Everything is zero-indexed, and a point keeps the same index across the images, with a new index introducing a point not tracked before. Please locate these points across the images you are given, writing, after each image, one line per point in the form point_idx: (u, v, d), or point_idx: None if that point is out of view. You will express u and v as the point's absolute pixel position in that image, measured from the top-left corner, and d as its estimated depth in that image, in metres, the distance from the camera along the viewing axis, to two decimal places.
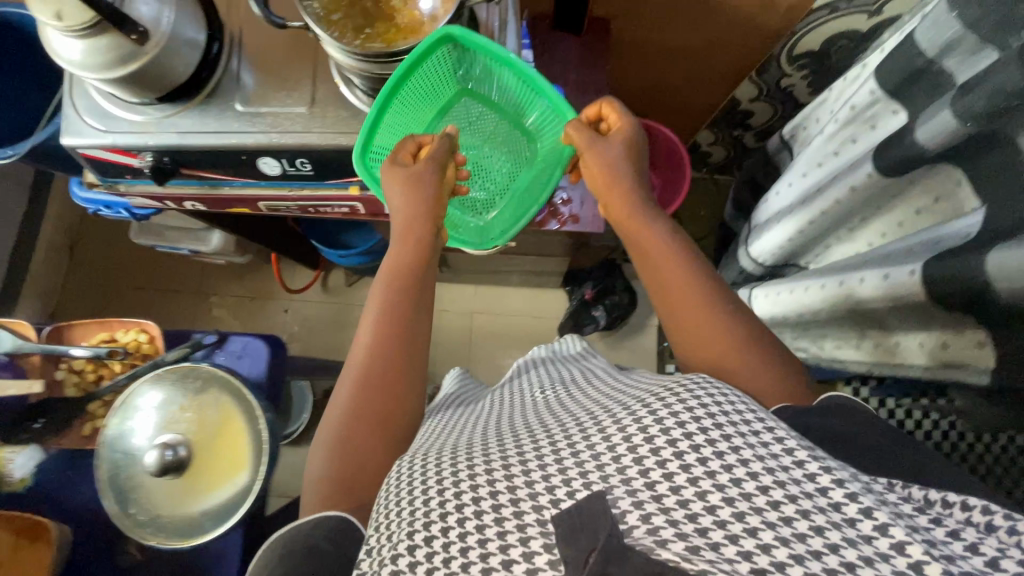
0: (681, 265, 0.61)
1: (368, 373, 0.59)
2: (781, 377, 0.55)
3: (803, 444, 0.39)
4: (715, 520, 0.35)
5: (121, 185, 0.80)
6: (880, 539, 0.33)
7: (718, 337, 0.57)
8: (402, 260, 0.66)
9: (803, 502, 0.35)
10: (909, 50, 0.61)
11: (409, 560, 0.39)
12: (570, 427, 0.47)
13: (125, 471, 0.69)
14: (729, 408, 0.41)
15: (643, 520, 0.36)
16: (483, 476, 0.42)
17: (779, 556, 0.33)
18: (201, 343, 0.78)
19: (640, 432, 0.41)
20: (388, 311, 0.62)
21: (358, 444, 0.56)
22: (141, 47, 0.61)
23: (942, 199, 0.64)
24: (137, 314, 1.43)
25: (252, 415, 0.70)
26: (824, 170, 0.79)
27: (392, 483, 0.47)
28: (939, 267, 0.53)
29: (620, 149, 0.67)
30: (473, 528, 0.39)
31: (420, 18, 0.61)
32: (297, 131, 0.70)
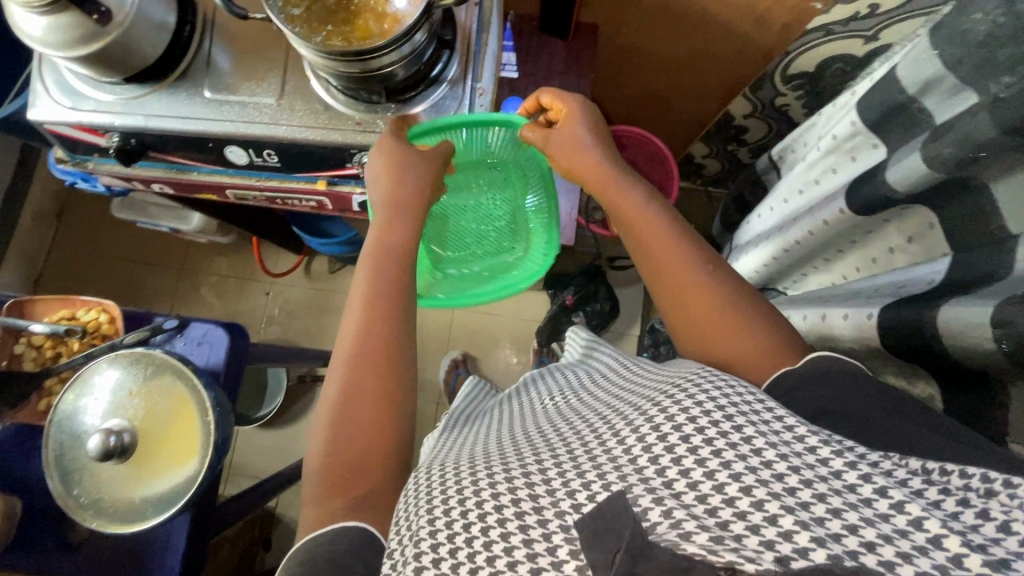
0: (674, 243, 0.61)
1: (357, 351, 0.59)
2: (771, 337, 0.55)
3: (813, 430, 0.42)
4: (734, 511, 0.37)
5: (90, 163, 0.79)
6: (897, 517, 0.35)
7: (715, 308, 0.57)
8: (387, 238, 0.66)
9: (820, 486, 0.37)
10: (890, 85, 0.59)
11: (433, 558, 0.42)
12: (587, 436, 0.50)
13: (69, 453, 0.69)
14: (738, 399, 0.44)
15: (665, 515, 0.38)
16: (504, 484, 0.45)
17: (801, 542, 0.34)
18: (160, 328, 0.78)
19: (654, 432, 0.44)
20: (370, 290, 0.62)
21: (358, 426, 0.56)
22: (104, 27, 0.60)
23: (916, 240, 0.61)
24: (119, 287, 1.43)
25: (202, 405, 0.70)
26: (804, 197, 0.77)
27: (410, 495, 0.50)
28: (896, 314, 0.52)
29: (586, 134, 0.69)
30: (498, 536, 0.41)
31: (387, 13, 0.59)
32: (265, 122, 0.69)
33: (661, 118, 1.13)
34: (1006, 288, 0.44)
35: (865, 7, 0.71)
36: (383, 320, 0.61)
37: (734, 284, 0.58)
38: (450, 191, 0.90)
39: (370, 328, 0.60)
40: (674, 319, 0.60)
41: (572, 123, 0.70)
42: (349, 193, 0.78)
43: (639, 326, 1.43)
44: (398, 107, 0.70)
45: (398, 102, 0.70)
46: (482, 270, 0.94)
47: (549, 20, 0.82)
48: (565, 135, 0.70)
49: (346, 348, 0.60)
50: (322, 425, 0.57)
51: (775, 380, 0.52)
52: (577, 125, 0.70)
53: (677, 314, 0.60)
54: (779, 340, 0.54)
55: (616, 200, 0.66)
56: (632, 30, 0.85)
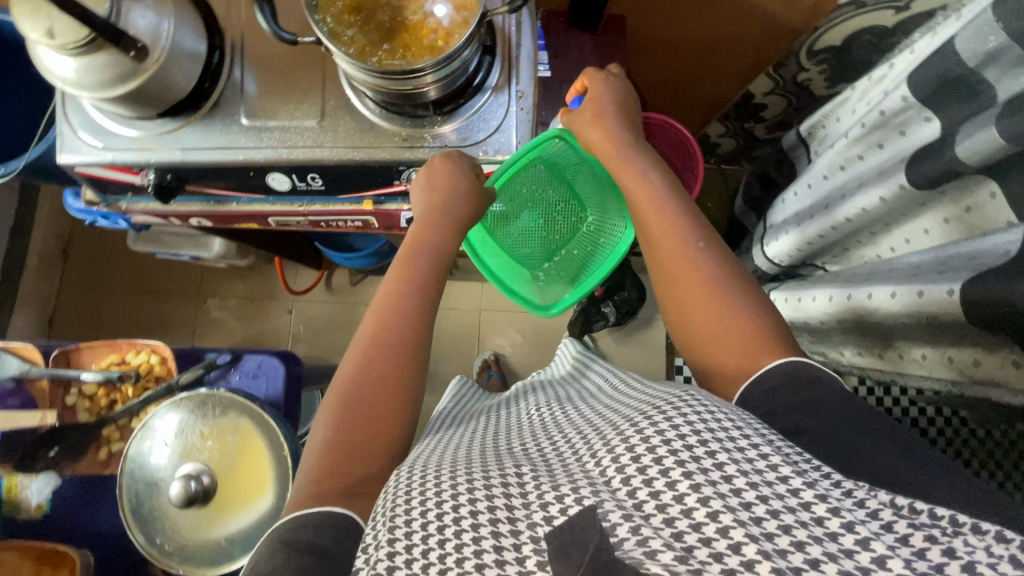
0: (675, 220, 0.65)
1: (376, 340, 0.62)
2: (768, 325, 0.57)
3: (787, 460, 0.42)
4: (699, 535, 0.36)
5: (123, 203, 0.76)
6: (861, 554, 0.34)
7: (703, 283, 0.61)
8: (420, 252, 0.69)
9: (785, 517, 0.37)
10: (946, 58, 0.59)
11: (406, 557, 0.41)
12: (564, 457, 0.50)
13: (147, 501, 0.67)
14: (715, 424, 0.44)
15: (632, 533, 0.37)
16: (481, 493, 0.45)
17: (761, 571, 0.33)
18: (214, 364, 0.76)
19: (627, 452, 0.44)
20: (392, 304, 0.65)
21: (352, 419, 0.57)
22: (139, 64, 0.58)
23: (973, 211, 0.62)
24: (138, 319, 1.40)
25: (275, 441, 0.69)
26: (847, 173, 0.78)
27: (391, 490, 0.50)
28: (980, 289, 0.53)
29: (610, 110, 0.72)
30: (470, 539, 0.41)
31: (435, 26, 0.57)
32: (308, 146, 0.67)
33: (683, 100, 1.12)
34: None
35: None
36: (407, 316, 0.64)
37: (726, 266, 0.62)
38: (507, 206, 0.90)
39: (396, 317, 0.64)
40: (663, 287, 0.65)
41: (598, 99, 0.73)
42: (395, 210, 0.76)
43: None
44: (442, 120, 0.68)
45: (442, 114, 0.68)
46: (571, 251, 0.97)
47: (579, 15, 0.81)
48: (586, 112, 0.74)
49: (367, 331, 0.63)
50: (327, 415, 0.59)
51: (780, 364, 0.53)
52: (601, 103, 0.73)
53: (668, 282, 0.64)
54: (764, 326, 0.57)
55: (623, 174, 0.70)
56: (659, 15, 0.84)
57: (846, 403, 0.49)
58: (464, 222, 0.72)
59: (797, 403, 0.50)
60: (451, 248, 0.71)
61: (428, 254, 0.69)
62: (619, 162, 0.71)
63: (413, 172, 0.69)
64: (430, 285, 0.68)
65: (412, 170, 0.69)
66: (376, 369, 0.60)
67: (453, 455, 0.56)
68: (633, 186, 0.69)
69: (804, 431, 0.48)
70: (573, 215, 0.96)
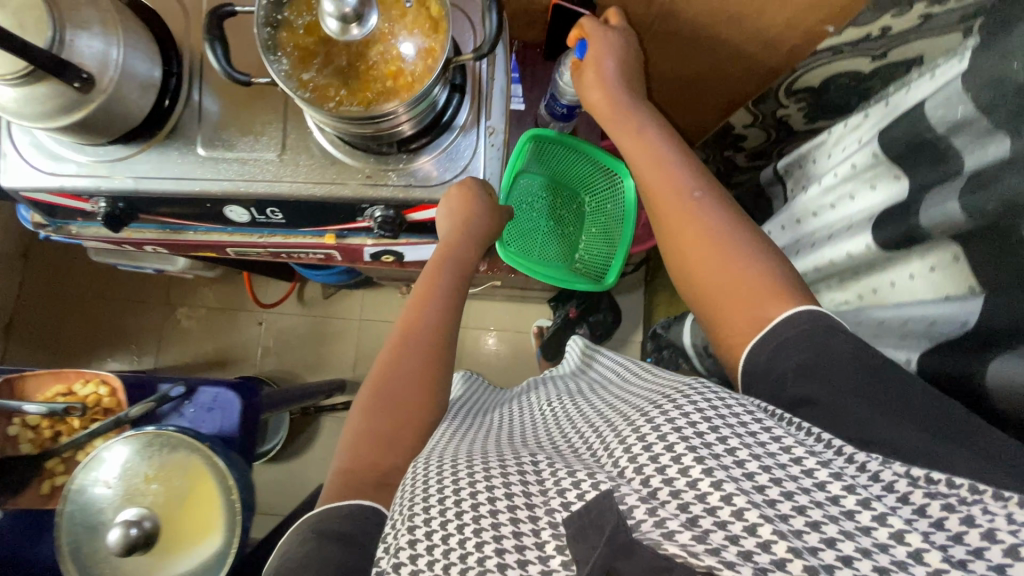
0: (676, 178, 0.66)
1: (403, 345, 0.67)
2: (786, 286, 0.55)
3: (802, 443, 0.41)
4: (713, 519, 0.36)
5: (73, 227, 0.73)
6: (879, 530, 0.34)
7: (707, 240, 0.61)
8: (443, 266, 0.73)
9: (799, 498, 0.36)
10: (917, 121, 0.59)
11: (427, 544, 0.41)
12: (579, 445, 0.50)
13: (85, 546, 0.65)
14: (726, 410, 0.43)
15: (650, 514, 0.37)
16: (500, 480, 0.44)
17: (778, 553, 0.33)
18: (167, 397, 0.73)
19: (639, 440, 0.43)
20: (418, 312, 0.70)
21: (384, 409, 0.62)
22: (85, 94, 0.55)
23: (938, 270, 0.59)
24: (99, 327, 1.36)
25: (225, 484, 0.66)
26: (819, 220, 0.77)
27: (409, 483, 0.49)
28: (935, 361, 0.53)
29: (609, 69, 0.70)
30: (489, 526, 0.40)
31: (399, 65, 0.54)
32: (267, 180, 0.65)
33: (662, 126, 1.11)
34: None
35: (878, 29, 0.70)
36: (429, 329, 0.68)
37: (725, 219, 0.62)
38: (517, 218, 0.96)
39: (418, 327, 0.68)
40: (672, 253, 0.65)
41: (601, 58, 0.70)
42: (359, 245, 0.73)
43: (642, 332, 1.44)
44: (408, 158, 0.66)
45: (409, 152, 0.66)
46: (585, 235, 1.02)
47: (553, 45, 0.79)
48: (590, 74, 0.72)
49: (394, 339, 0.68)
50: (363, 401, 0.64)
51: (787, 316, 0.52)
52: (604, 63, 0.70)
53: (674, 246, 0.65)
54: (773, 277, 0.56)
55: (628, 145, 0.70)
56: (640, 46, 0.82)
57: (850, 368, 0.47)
58: (487, 239, 0.75)
59: (800, 365, 0.49)
60: (474, 261, 0.75)
61: (452, 268, 0.73)
62: (619, 125, 0.71)
63: (376, 210, 0.67)
64: (453, 297, 0.72)
65: (376, 208, 0.66)
66: (404, 370, 0.65)
67: (474, 443, 0.55)
68: (635, 150, 0.70)
69: (807, 401, 0.47)
70: (573, 206, 1.03)
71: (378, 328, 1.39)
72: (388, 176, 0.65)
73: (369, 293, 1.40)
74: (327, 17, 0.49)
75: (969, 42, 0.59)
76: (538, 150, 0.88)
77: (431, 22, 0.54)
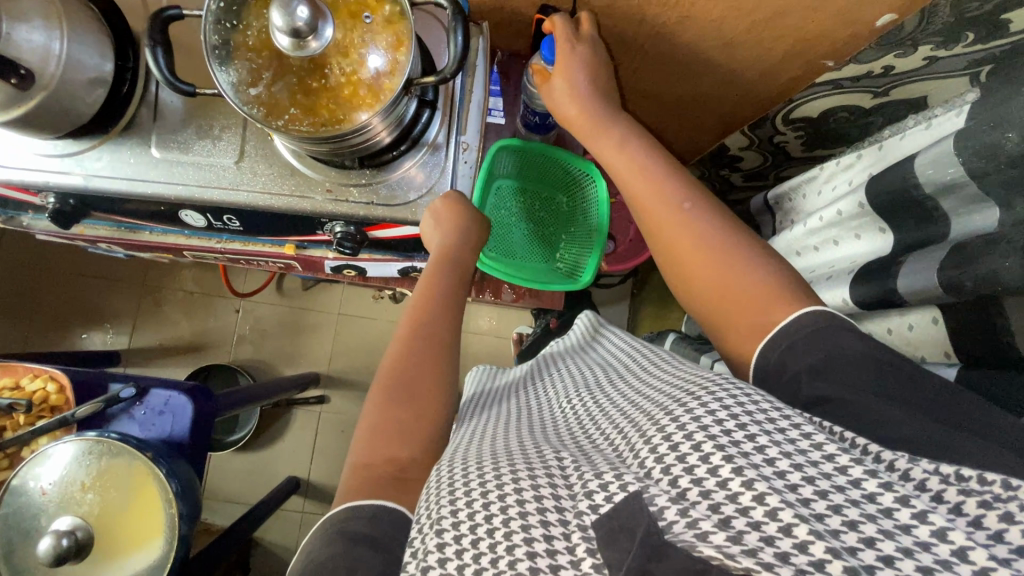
0: (660, 184, 0.62)
1: (404, 359, 0.59)
2: (795, 285, 0.52)
3: (831, 437, 0.38)
4: (747, 519, 0.33)
5: (26, 219, 0.71)
6: (919, 528, 0.31)
7: (701, 249, 0.57)
8: (439, 271, 0.66)
9: (834, 496, 0.34)
10: (904, 177, 0.56)
11: (456, 549, 0.39)
12: (609, 445, 0.47)
13: (18, 551, 0.65)
14: (752, 407, 0.41)
15: (681, 515, 0.35)
16: (526, 481, 0.42)
17: (816, 553, 0.30)
18: (117, 398, 0.70)
19: (664, 440, 0.41)
20: (415, 322, 0.61)
21: (399, 404, 0.56)
22: (24, 90, 0.51)
23: (917, 328, 0.57)
24: (70, 306, 1.34)
25: (166, 497, 0.65)
26: (802, 260, 0.74)
27: (432, 487, 0.46)
28: None
29: (579, 80, 0.67)
30: (518, 527, 0.39)
31: (360, 77, 0.51)
32: (223, 187, 0.62)
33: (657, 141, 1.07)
34: None
35: (879, 67, 0.66)
36: (437, 321, 0.62)
37: (719, 225, 0.58)
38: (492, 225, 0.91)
39: (424, 322, 0.61)
40: (670, 264, 0.61)
41: (568, 68, 0.66)
42: (320, 256, 0.73)
43: None
44: (372, 173, 0.63)
45: (373, 168, 0.62)
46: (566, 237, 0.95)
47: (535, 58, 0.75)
48: (558, 85, 0.68)
49: (397, 342, 0.60)
50: (374, 402, 0.57)
51: (790, 321, 0.49)
52: (574, 75, 0.67)
53: (665, 255, 0.61)
54: (778, 280, 0.53)
55: (608, 157, 0.67)
56: (633, 62, 0.77)
57: (868, 357, 0.44)
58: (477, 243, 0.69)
59: (814, 365, 0.46)
60: (471, 264, 0.69)
61: (449, 271, 0.66)
62: (599, 131, 0.67)
63: (336, 226, 0.64)
64: (452, 300, 0.64)
65: (336, 224, 0.64)
66: (410, 377, 0.58)
67: (494, 440, 0.53)
68: (614, 159, 0.66)
69: (826, 398, 0.44)
70: (555, 209, 0.96)
71: (357, 323, 1.38)
72: (351, 193, 0.62)
73: (349, 288, 1.38)
74: (278, 33, 0.47)
75: (970, 94, 0.56)
76: (499, 157, 0.83)
77: (396, 39, 0.51)
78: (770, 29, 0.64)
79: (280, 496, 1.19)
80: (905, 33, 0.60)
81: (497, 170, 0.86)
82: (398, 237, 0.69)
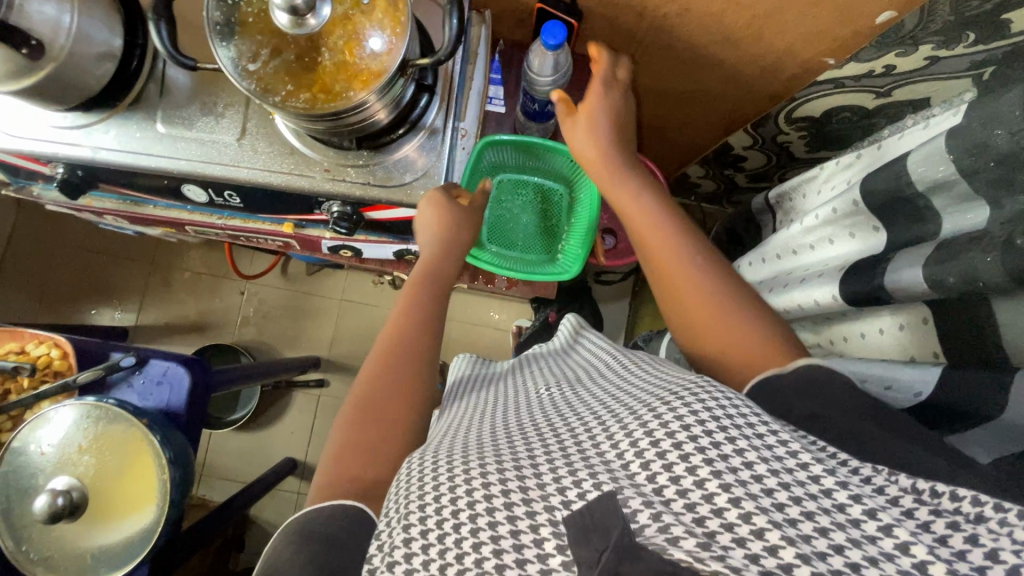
0: (666, 230, 0.63)
1: (379, 376, 0.59)
2: (778, 342, 0.54)
3: (807, 448, 0.39)
4: (721, 521, 0.34)
5: (36, 188, 0.73)
6: (884, 539, 0.32)
7: (700, 293, 0.58)
8: (421, 282, 0.67)
9: (807, 504, 0.34)
10: (897, 175, 0.55)
11: (421, 543, 0.39)
12: (580, 429, 0.47)
13: (16, 510, 0.67)
14: (734, 411, 0.40)
15: (654, 518, 0.35)
16: (495, 475, 0.42)
17: (785, 558, 0.31)
18: (117, 366, 0.72)
19: (646, 436, 0.40)
20: (393, 336, 0.62)
21: (383, 397, 0.57)
22: (34, 61, 0.53)
23: (907, 328, 0.57)
24: (80, 280, 1.37)
25: (160, 463, 0.67)
26: (798, 258, 0.74)
27: (402, 479, 0.46)
28: None
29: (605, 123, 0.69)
30: (485, 523, 0.39)
31: (358, 54, 0.53)
32: (224, 163, 0.63)
33: (659, 139, 1.06)
34: (999, 440, 0.43)
35: (880, 66, 0.66)
36: (422, 316, 0.64)
37: (719, 274, 0.59)
38: (491, 214, 0.93)
39: (406, 333, 0.62)
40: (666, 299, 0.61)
41: (592, 110, 0.69)
42: (317, 236, 0.75)
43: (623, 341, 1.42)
44: (370, 154, 0.64)
45: (370, 149, 0.63)
46: (567, 227, 0.94)
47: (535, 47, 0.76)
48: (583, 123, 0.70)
49: (380, 346, 0.62)
50: (343, 421, 0.57)
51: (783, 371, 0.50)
52: (600, 116, 0.70)
53: (670, 294, 0.61)
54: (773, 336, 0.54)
55: (621, 197, 0.67)
56: (639, 57, 0.78)
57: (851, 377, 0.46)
58: (458, 254, 0.70)
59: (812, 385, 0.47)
60: (452, 274, 0.69)
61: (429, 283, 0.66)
62: (614, 174, 0.68)
63: (333, 205, 0.66)
64: (433, 310, 0.65)
65: (334, 203, 0.65)
66: (384, 397, 0.57)
67: (467, 433, 0.52)
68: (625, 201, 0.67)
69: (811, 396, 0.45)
70: (558, 199, 0.95)
71: (358, 310, 1.39)
72: (347, 174, 0.64)
73: (352, 274, 1.40)
74: (278, 11, 0.48)
75: (966, 95, 0.56)
76: (495, 149, 0.83)
77: (392, 18, 0.53)
78: (768, 25, 0.64)
79: (276, 475, 1.21)
80: (906, 31, 0.59)
81: (493, 161, 0.87)
82: (394, 219, 0.70)
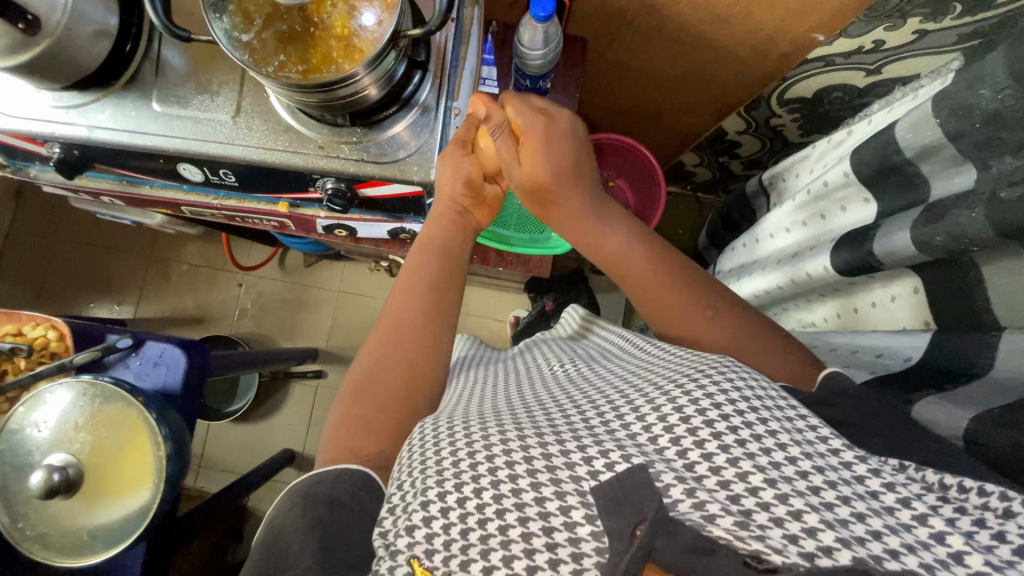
0: (656, 273, 0.61)
1: (383, 354, 0.59)
2: (790, 361, 0.54)
3: (846, 442, 0.38)
4: (756, 500, 0.34)
5: (33, 170, 0.74)
6: (919, 529, 0.32)
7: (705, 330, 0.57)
8: (429, 250, 0.66)
9: (844, 490, 0.34)
10: (886, 145, 0.56)
11: (440, 505, 0.39)
12: (599, 400, 0.47)
13: (12, 487, 0.68)
14: (767, 398, 0.41)
15: (688, 495, 0.34)
16: (517, 442, 0.41)
17: (825, 540, 0.31)
18: (114, 347, 0.72)
19: (675, 411, 0.40)
20: (400, 304, 0.62)
21: (394, 362, 0.58)
22: (30, 37, 0.53)
23: (899, 299, 0.58)
24: (78, 273, 1.38)
25: (156, 440, 0.67)
26: (791, 236, 0.74)
27: (415, 443, 0.47)
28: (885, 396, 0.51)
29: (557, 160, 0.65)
30: (509, 491, 0.39)
31: (351, 27, 0.53)
32: (218, 141, 0.63)
33: (653, 125, 1.07)
34: (989, 396, 0.43)
35: (870, 41, 0.67)
36: (431, 280, 0.63)
37: (721, 311, 0.58)
38: None
39: (412, 303, 0.62)
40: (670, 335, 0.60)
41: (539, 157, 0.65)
42: (312, 215, 0.75)
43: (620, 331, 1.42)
44: (364, 131, 0.64)
45: (364, 126, 0.64)
46: None
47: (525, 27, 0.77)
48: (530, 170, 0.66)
49: (386, 319, 0.61)
50: (346, 397, 0.57)
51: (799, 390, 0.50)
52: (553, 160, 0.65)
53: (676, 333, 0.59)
54: (787, 364, 0.53)
55: (598, 243, 0.64)
56: (630, 39, 0.79)
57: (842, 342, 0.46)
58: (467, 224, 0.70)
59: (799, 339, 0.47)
60: (463, 245, 0.69)
61: (439, 249, 0.66)
62: (586, 222, 0.64)
63: (328, 182, 0.66)
64: (444, 274, 0.64)
65: (328, 179, 0.66)
66: (387, 379, 0.57)
67: (472, 402, 0.53)
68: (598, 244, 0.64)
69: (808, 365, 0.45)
70: None
71: (356, 301, 1.40)
72: (342, 150, 0.64)
73: (350, 265, 1.40)
74: None
75: (952, 64, 0.57)
76: None
77: None
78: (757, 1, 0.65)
79: (274, 465, 1.21)
80: (892, 4, 0.60)
81: None
82: (387, 196, 0.70)
